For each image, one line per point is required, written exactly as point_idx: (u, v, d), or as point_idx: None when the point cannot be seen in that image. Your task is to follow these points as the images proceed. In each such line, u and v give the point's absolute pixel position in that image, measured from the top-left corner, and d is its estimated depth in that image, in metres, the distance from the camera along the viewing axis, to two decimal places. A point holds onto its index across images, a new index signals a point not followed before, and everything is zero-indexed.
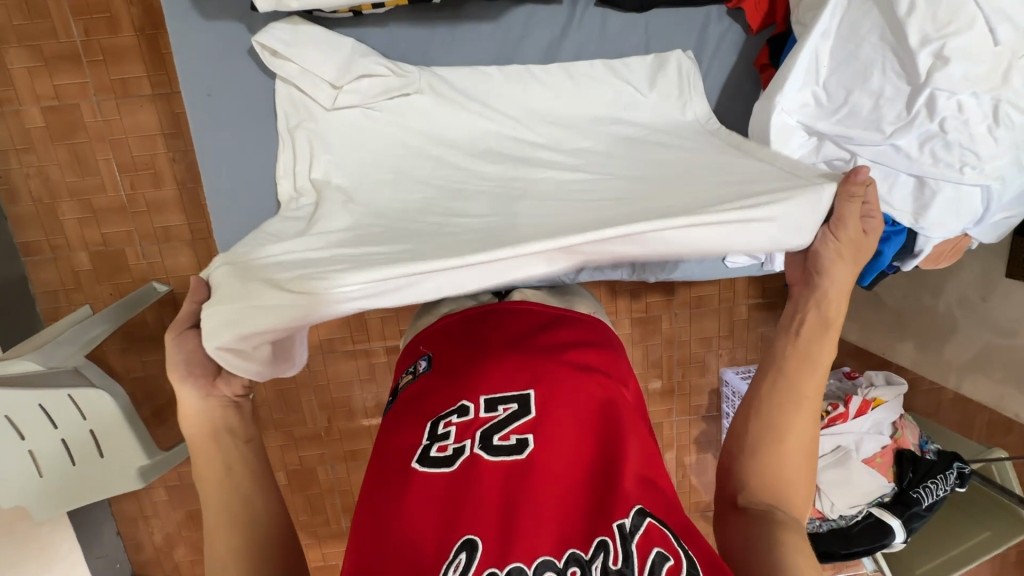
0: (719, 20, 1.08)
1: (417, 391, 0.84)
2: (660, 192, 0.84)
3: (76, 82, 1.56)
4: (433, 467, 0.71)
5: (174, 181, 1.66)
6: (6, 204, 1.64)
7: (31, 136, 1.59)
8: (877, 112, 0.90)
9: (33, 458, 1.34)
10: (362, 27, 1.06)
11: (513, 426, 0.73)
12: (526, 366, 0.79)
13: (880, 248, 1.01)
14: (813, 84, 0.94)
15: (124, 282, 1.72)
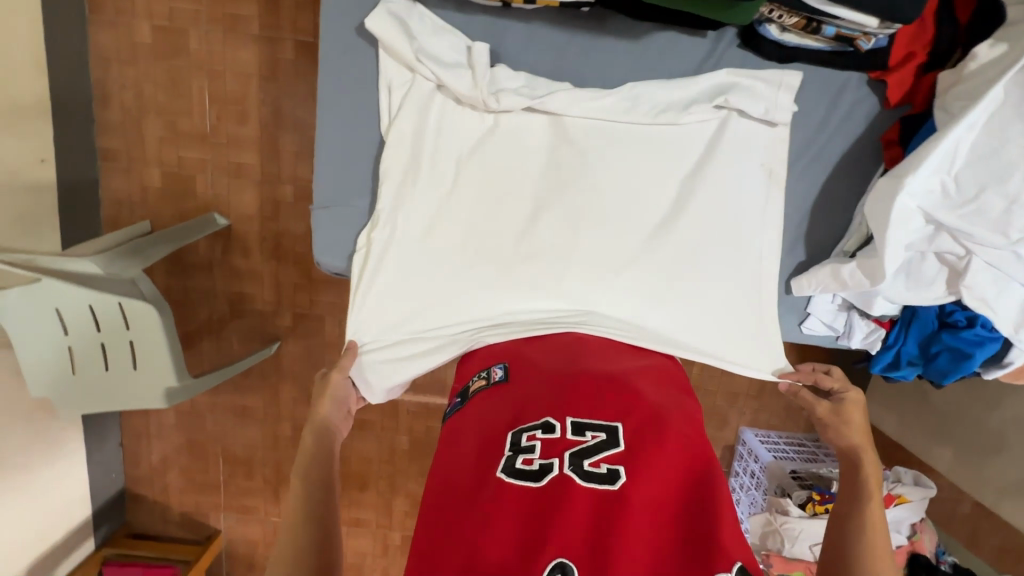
0: (857, 87, 1.04)
1: (491, 400, 0.86)
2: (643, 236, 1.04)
3: (191, 8, 1.61)
4: (518, 478, 0.70)
5: (257, 122, 1.69)
6: (97, 108, 1.68)
7: (136, 50, 1.64)
8: (1007, 216, 0.84)
9: (101, 349, 1.39)
10: (503, 25, 1.06)
11: (603, 454, 0.72)
12: (615, 400, 0.80)
13: (972, 351, 1.00)
14: (944, 172, 0.88)
15: (187, 207, 1.77)
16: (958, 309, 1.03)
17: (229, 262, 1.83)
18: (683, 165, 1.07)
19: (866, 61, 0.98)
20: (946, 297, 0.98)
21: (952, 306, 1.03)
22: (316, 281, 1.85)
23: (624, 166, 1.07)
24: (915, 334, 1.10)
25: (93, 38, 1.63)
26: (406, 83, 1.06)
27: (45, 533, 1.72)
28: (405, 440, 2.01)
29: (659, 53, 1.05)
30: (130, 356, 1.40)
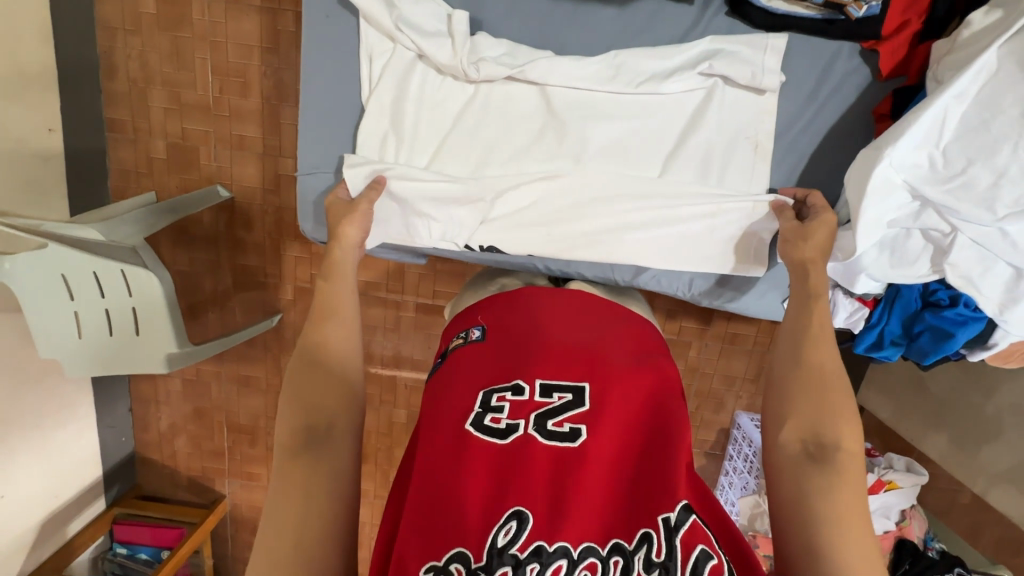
0: (849, 57, 1.00)
1: (466, 359, 0.88)
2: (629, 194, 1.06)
3: None
4: (486, 435, 0.75)
5: (259, 95, 1.70)
6: (103, 78, 1.70)
7: (141, 20, 1.65)
8: (994, 191, 0.82)
9: (107, 315, 1.44)
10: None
11: (567, 414, 0.76)
12: (583, 361, 0.82)
13: (954, 331, 0.99)
14: (931, 145, 0.86)
15: (191, 179, 1.79)
16: (943, 287, 1.02)
17: (232, 234, 1.86)
18: (672, 127, 1.06)
19: (858, 30, 0.95)
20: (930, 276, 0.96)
21: (938, 284, 1.02)
22: (316, 255, 1.87)
23: (612, 132, 1.06)
24: (899, 314, 1.08)
25: (98, 8, 1.64)
26: (387, 52, 1.06)
27: (58, 491, 1.80)
28: (403, 413, 2.04)
29: (645, 18, 1.02)
30: (133, 321, 1.47)
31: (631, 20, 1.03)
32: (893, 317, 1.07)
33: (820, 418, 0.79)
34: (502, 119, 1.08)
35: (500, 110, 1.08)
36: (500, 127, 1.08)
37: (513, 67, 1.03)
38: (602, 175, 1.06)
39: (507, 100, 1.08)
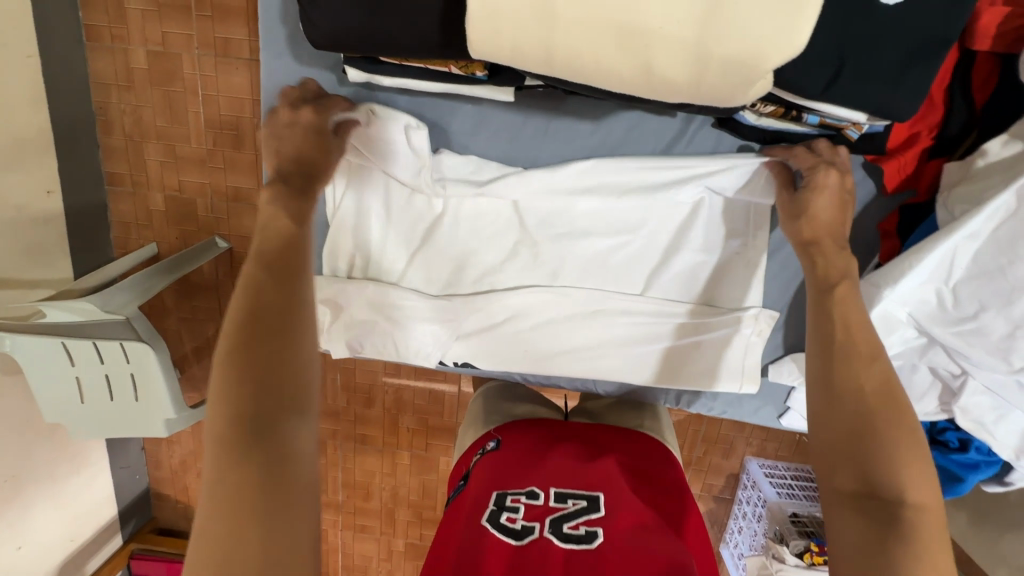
0: (852, 170, 1.03)
1: (487, 467, 0.94)
2: (608, 311, 1.17)
3: (183, 34, 1.59)
4: (502, 533, 0.78)
5: (253, 147, 1.68)
6: (101, 133, 1.71)
7: (133, 76, 1.64)
8: (1008, 340, 0.87)
9: (107, 380, 1.46)
10: (452, 103, 1.09)
11: (582, 518, 0.80)
12: (594, 475, 0.89)
13: (965, 474, 1.07)
14: (940, 282, 0.92)
15: (190, 230, 1.80)
16: (953, 430, 1.10)
17: (233, 283, 1.86)
18: (649, 247, 1.14)
19: (864, 144, 0.95)
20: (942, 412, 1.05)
21: (948, 426, 1.10)
22: None
23: (594, 250, 1.14)
24: None
25: (91, 65, 1.64)
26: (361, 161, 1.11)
27: (74, 535, 1.85)
28: (407, 454, 2.04)
29: (623, 130, 1.06)
30: (133, 388, 1.46)
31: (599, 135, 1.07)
32: None
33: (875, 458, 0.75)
34: (495, 240, 1.15)
35: (496, 231, 1.15)
36: (498, 246, 1.15)
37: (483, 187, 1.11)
38: (582, 294, 1.16)
39: (489, 216, 1.13)
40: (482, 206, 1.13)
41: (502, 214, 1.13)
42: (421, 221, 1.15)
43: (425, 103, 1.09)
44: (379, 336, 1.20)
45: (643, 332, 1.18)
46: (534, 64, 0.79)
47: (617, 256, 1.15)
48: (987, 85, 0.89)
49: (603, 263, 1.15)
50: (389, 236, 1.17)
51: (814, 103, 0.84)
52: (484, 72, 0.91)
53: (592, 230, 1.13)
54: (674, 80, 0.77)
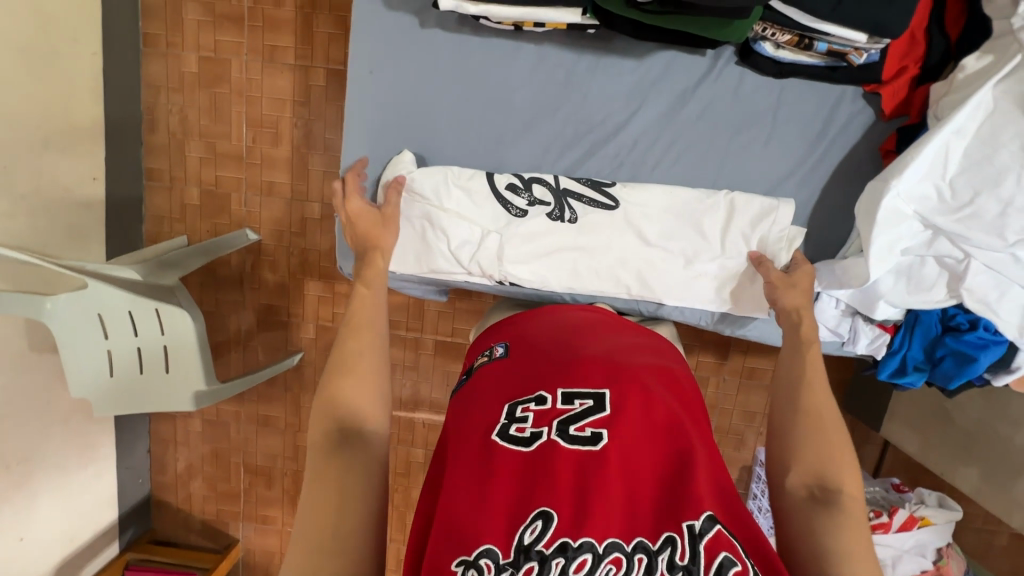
0: (853, 101, 0.92)
1: (490, 374, 0.85)
2: (656, 229, 0.98)
3: (234, 41, 1.75)
4: (509, 443, 0.72)
5: (290, 143, 1.81)
6: (146, 131, 1.82)
7: (183, 79, 1.78)
8: (1002, 218, 0.81)
9: (138, 353, 1.48)
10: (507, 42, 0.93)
11: (589, 419, 0.73)
12: (604, 368, 0.80)
13: (977, 355, 0.94)
14: (937, 178, 0.85)
15: (221, 223, 1.88)
16: (960, 311, 0.97)
17: (258, 275, 1.92)
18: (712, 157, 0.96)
19: (863, 75, 0.86)
20: (948, 301, 0.92)
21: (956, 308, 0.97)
22: (339, 295, 1.92)
23: (643, 161, 0.98)
24: (920, 339, 1.00)
25: (144, 68, 1.78)
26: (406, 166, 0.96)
27: (74, 534, 1.78)
28: (421, 452, 2.03)
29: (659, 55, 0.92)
30: (164, 359, 1.50)
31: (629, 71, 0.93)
32: (915, 343, 0.99)
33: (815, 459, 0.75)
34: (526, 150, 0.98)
35: (529, 137, 0.97)
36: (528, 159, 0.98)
37: (517, 97, 0.95)
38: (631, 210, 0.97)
39: (519, 123, 0.97)
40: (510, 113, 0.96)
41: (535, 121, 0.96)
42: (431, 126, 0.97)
43: (454, 50, 0.93)
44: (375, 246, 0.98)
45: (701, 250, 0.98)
46: None
47: (666, 167, 0.98)
48: (958, 18, 0.87)
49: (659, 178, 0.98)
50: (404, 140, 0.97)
51: (823, 25, 0.79)
52: None
53: (639, 136, 0.96)
54: None
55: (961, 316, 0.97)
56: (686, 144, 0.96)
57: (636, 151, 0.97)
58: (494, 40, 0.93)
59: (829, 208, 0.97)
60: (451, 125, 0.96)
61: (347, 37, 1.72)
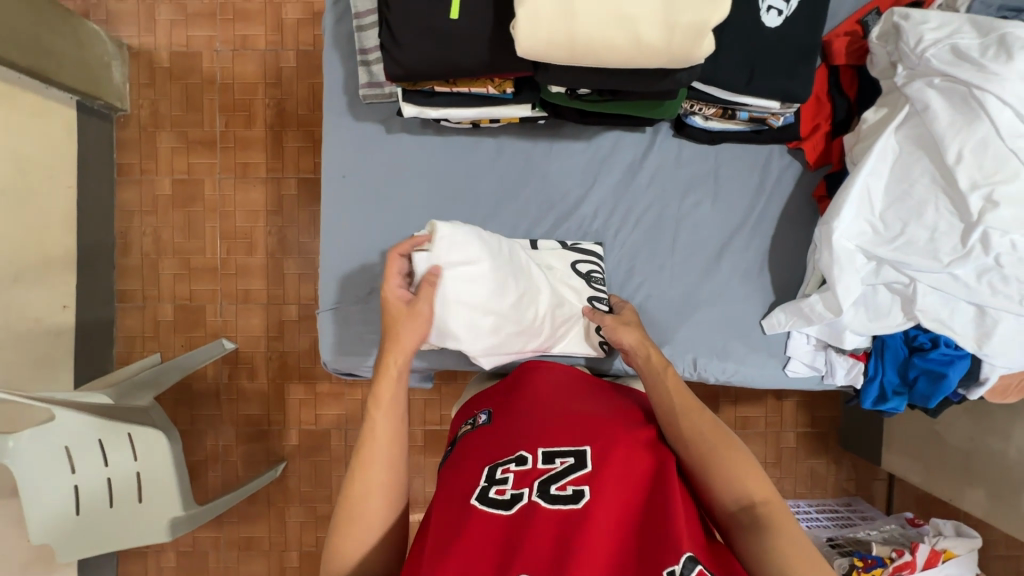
0: (779, 158, 1.01)
1: (473, 443, 0.82)
2: (637, 285, 0.99)
3: (207, 162, 1.84)
4: (490, 507, 0.70)
5: (264, 251, 1.85)
6: (118, 254, 1.85)
7: (156, 202, 1.85)
8: (933, 243, 0.88)
9: (108, 484, 1.39)
10: (462, 139, 0.98)
11: (570, 476, 0.70)
12: (585, 425, 0.77)
13: (946, 371, 0.95)
14: (868, 215, 0.92)
15: (196, 336, 1.85)
16: (920, 330, 0.98)
17: (235, 385, 1.87)
18: (674, 213, 1.00)
19: (784, 135, 0.96)
20: (907, 324, 0.95)
21: (915, 329, 0.97)
22: (321, 395, 1.87)
23: (609, 220, 1.00)
24: (892, 363, 1.01)
25: (119, 195, 1.85)
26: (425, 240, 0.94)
27: None
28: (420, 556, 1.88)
29: (604, 135, 0.99)
30: (137, 488, 1.41)
31: (586, 152, 0.99)
32: (888, 368, 1.00)
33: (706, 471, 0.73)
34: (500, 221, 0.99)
35: (500, 213, 0.99)
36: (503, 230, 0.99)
37: (478, 180, 0.98)
38: (645, 268, 0.99)
39: (486, 200, 0.99)
40: (476, 193, 0.98)
41: (500, 198, 0.99)
42: (394, 219, 0.97)
43: (416, 148, 0.97)
44: (349, 340, 0.97)
45: (706, 299, 0.99)
46: (557, 62, 0.71)
47: (637, 223, 1.00)
48: (852, 83, 0.99)
49: (625, 239, 1.00)
50: (366, 237, 0.97)
51: (741, 97, 0.89)
52: (512, 88, 0.83)
53: (601, 204, 1.00)
54: (656, 51, 0.68)
55: (922, 336, 0.98)
56: (649, 207, 1.00)
57: (601, 214, 1.00)
58: (453, 138, 0.98)
59: (783, 252, 1.01)
60: (421, 221, 0.98)
61: (316, 149, 1.84)
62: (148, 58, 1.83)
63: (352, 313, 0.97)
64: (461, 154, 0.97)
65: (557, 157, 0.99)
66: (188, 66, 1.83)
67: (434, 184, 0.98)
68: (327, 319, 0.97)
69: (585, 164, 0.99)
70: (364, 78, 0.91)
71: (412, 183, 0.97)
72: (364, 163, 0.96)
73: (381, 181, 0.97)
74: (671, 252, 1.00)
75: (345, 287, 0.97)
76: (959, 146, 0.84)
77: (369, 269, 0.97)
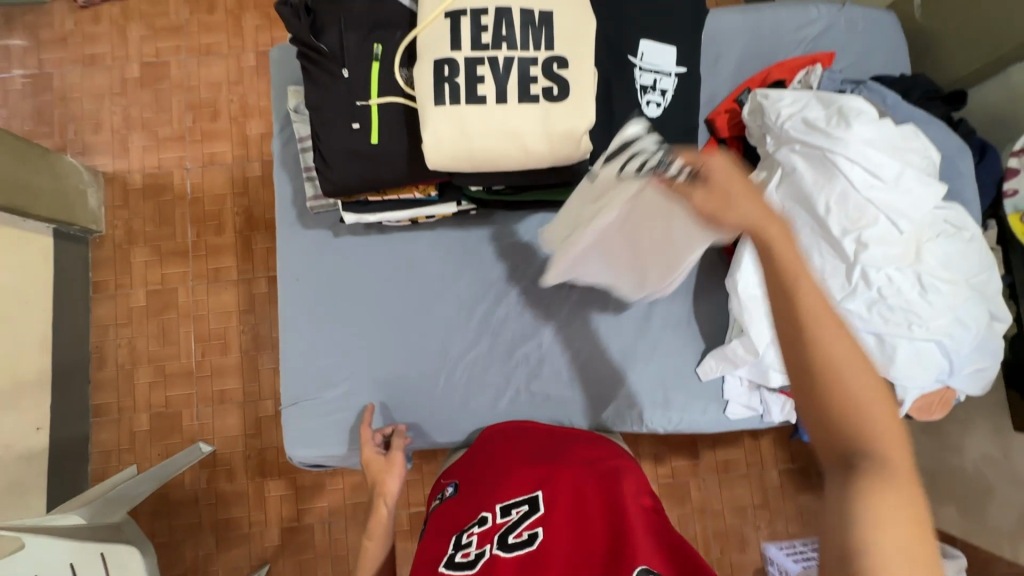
0: None
1: (443, 515, 0.87)
2: (575, 349, 1.07)
3: (180, 270, 1.93)
4: (457, 570, 0.73)
5: (239, 349, 1.90)
6: (94, 369, 1.88)
7: (131, 314, 1.91)
8: (824, 283, 0.95)
9: None
10: (401, 235, 1.07)
11: (526, 523, 0.75)
12: (538, 473, 0.83)
13: None
14: (766, 265, 1.00)
15: (173, 442, 1.85)
16: None
17: (214, 489, 1.85)
18: (603, 279, 1.09)
19: None
20: None
21: None
22: (303, 488, 1.86)
23: (544, 292, 1.08)
24: None
25: (94, 311, 1.91)
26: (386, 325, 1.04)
27: None
28: None
29: (528, 217, 1.10)
30: None
31: (515, 234, 1.09)
32: None
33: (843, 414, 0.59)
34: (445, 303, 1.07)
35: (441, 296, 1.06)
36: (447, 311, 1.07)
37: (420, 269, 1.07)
38: (583, 331, 1.07)
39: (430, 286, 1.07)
40: (419, 281, 1.07)
41: (442, 283, 1.07)
42: (344, 312, 1.05)
43: (360, 247, 1.06)
44: (309, 433, 1.01)
45: (640, 355, 1.07)
46: (459, 167, 0.82)
47: (571, 291, 1.09)
48: (741, 148, 1.10)
49: (560, 307, 1.08)
50: (320, 333, 1.04)
51: None
52: (436, 190, 0.95)
53: (534, 279, 1.08)
54: (543, 154, 0.81)
55: None
56: (580, 276, 1.09)
57: (536, 288, 1.08)
58: (392, 234, 1.08)
59: (705, 303, 1.09)
60: (369, 311, 1.05)
61: None
62: (122, 181, 1.96)
63: (310, 407, 1.02)
64: (403, 249, 1.07)
65: (490, 241, 1.09)
66: (160, 185, 1.97)
67: (380, 277, 1.06)
68: (292, 414, 1.02)
69: (515, 244, 1.09)
70: (310, 192, 1.02)
71: (359, 278, 1.06)
72: (314, 265, 1.05)
73: (330, 281, 1.05)
74: (605, 315, 1.08)
75: (303, 383, 1.03)
76: (826, 197, 0.93)
77: (326, 362, 1.03)
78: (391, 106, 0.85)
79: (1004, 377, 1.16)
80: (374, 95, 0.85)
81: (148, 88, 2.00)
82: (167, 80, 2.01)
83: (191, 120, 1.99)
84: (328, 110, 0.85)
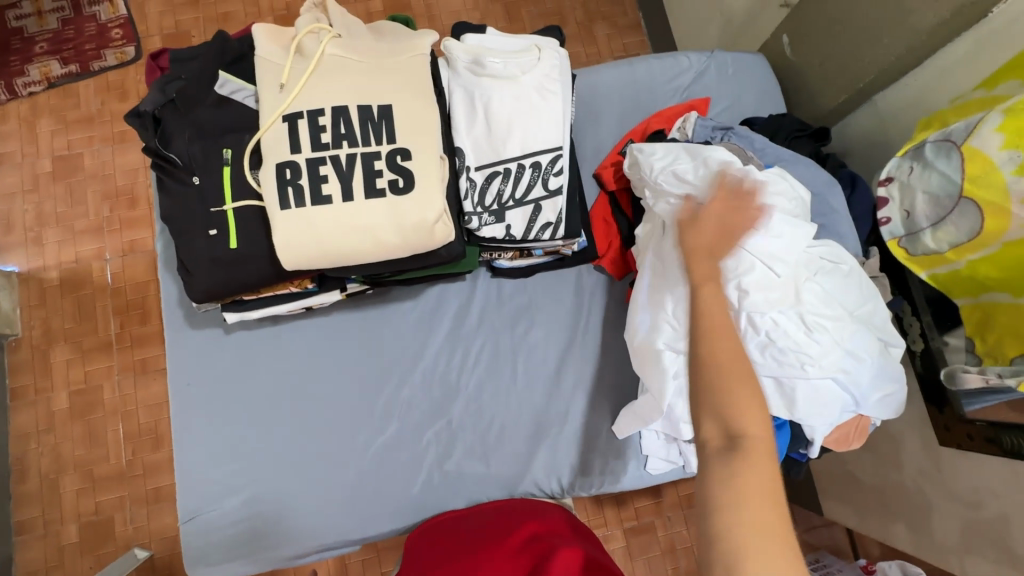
0: (589, 274, 1.12)
1: None
2: (486, 421, 1.04)
3: (104, 365, 1.84)
4: None
5: (172, 443, 1.81)
6: (15, 484, 1.76)
7: (54, 418, 1.81)
8: None
9: None
10: (297, 324, 1.04)
11: None
12: (462, 561, 0.83)
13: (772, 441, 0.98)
14: (662, 316, 1.00)
15: (106, 552, 1.73)
16: None
17: None
18: (508, 345, 1.08)
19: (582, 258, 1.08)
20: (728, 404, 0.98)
21: None
22: None
23: (450, 365, 1.06)
24: None
25: (12, 420, 1.80)
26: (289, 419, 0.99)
27: None
28: None
29: (427, 290, 1.08)
30: None
31: (415, 309, 1.07)
32: None
33: (729, 410, 0.71)
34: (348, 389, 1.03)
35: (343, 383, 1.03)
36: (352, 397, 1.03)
37: (318, 357, 1.03)
38: (494, 401, 1.05)
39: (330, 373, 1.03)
40: (319, 370, 1.03)
41: (342, 369, 1.03)
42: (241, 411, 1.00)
43: (254, 342, 1.03)
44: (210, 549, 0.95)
45: (552, 417, 1.05)
46: (319, 260, 0.84)
47: (477, 362, 1.07)
48: (630, 200, 1.11)
49: (468, 379, 1.06)
50: (216, 438, 0.99)
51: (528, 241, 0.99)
52: (313, 280, 0.95)
53: (438, 353, 1.06)
54: (394, 243, 0.84)
55: None
56: (485, 344, 1.07)
57: (441, 362, 1.06)
58: (287, 324, 1.05)
59: (614, 357, 1.08)
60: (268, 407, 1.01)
61: None
62: (38, 280, 1.89)
63: (210, 520, 0.96)
64: (298, 339, 1.04)
65: (389, 320, 1.06)
66: (79, 280, 1.90)
67: (276, 370, 1.02)
68: (191, 530, 0.96)
69: (416, 319, 1.07)
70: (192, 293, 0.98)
71: (255, 374, 1.01)
72: (204, 367, 1.01)
73: (224, 381, 1.01)
74: (513, 382, 1.06)
75: (201, 494, 0.97)
76: None
77: (224, 468, 0.98)
78: (246, 209, 0.85)
79: (921, 391, 1.18)
80: (228, 200, 0.85)
81: (61, 181, 1.96)
82: (80, 171, 1.97)
83: (107, 209, 1.95)
84: (183, 221, 0.86)
